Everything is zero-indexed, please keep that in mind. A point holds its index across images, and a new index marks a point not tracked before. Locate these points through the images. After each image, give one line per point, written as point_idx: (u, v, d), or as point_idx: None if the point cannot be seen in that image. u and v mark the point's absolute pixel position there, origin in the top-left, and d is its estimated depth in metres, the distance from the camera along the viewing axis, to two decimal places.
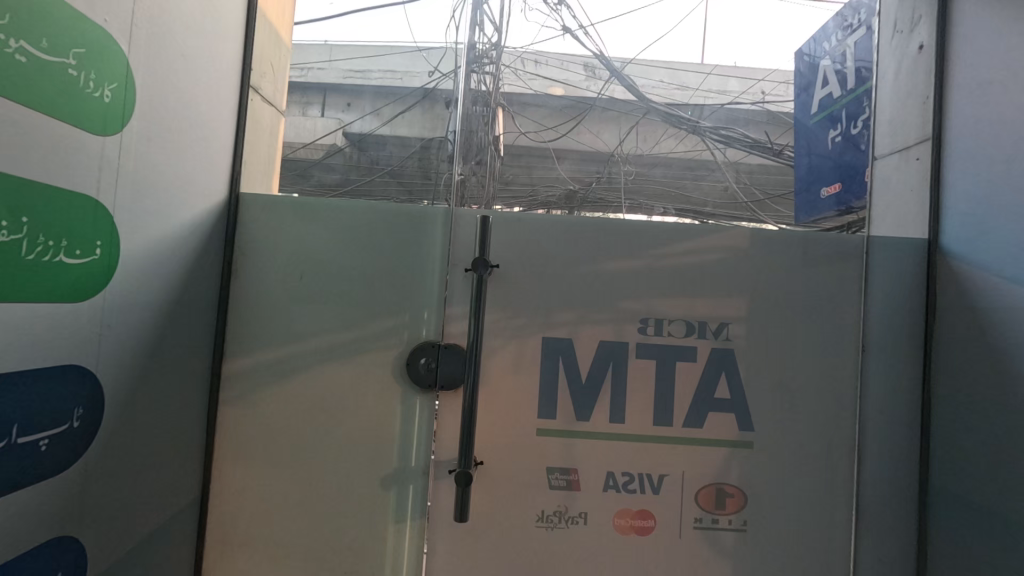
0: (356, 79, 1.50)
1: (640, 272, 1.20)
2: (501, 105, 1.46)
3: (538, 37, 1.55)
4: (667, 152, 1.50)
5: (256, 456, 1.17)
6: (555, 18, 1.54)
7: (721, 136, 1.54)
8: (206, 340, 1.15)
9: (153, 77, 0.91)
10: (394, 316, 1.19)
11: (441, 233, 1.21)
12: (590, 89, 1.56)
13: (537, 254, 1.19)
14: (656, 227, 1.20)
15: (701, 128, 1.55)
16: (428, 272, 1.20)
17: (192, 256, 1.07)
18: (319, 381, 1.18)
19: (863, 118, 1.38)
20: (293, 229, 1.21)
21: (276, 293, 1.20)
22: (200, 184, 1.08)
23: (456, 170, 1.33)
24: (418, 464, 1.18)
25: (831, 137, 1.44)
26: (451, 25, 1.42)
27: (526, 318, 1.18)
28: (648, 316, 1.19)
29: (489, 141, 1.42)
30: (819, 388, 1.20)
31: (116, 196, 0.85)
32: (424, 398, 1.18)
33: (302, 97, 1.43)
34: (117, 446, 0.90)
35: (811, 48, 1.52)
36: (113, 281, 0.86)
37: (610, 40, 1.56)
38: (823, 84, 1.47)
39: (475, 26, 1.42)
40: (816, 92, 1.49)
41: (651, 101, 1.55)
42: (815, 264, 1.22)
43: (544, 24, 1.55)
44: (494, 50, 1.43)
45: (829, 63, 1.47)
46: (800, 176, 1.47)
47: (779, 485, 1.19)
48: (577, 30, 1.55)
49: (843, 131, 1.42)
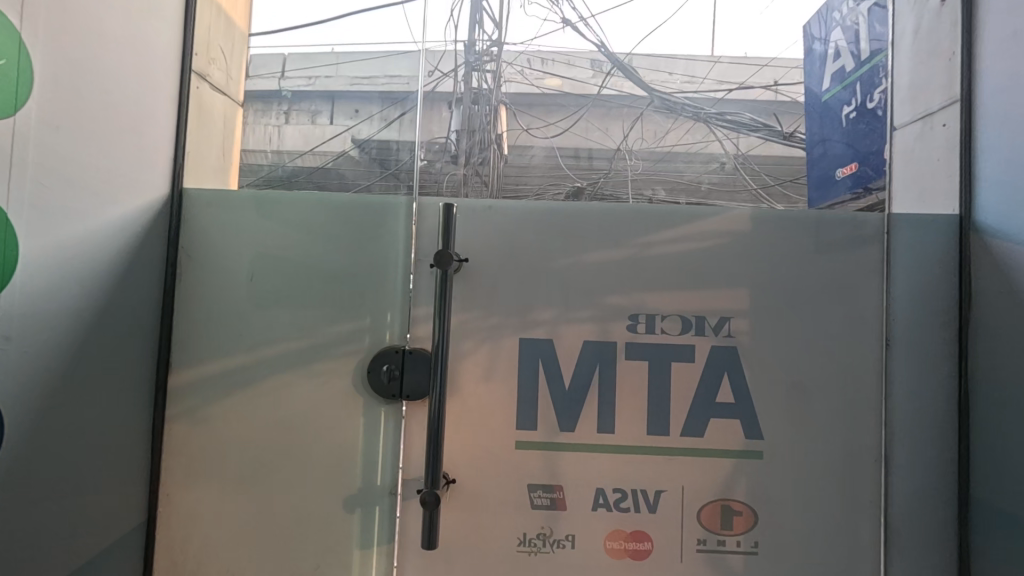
0: (364, 84, 1.34)
1: (628, 262, 1.07)
2: (503, 102, 1.43)
3: (541, 31, 1.41)
4: (674, 144, 1.45)
5: (206, 477, 1.07)
6: (556, 10, 1.40)
7: (724, 122, 1.46)
8: (148, 351, 1.05)
9: (62, 58, 0.82)
10: (354, 319, 1.08)
11: (403, 225, 1.09)
12: (595, 84, 1.48)
13: (512, 246, 1.06)
14: (642, 211, 1.07)
15: (705, 116, 1.47)
16: (390, 269, 1.09)
17: (124, 257, 0.97)
18: (273, 392, 1.07)
19: (879, 90, 1.26)
20: (241, 227, 1.10)
21: (225, 298, 1.09)
22: (132, 177, 0.98)
23: (458, 170, 1.32)
24: (384, 484, 1.06)
25: (846, 113, 1.34)
26: (450, 23, 1.31)
27: (501, 317, 1.06)
28: (638, 312, 1.06)
29: (492, 138, 1.39)
30: (837, 389, 1.05)
31: (10, 189, 0.75)
32: (389, 410, 1.06)
33: (310, 105, 1.34)
34: (26, 470, 0.81)
35: (819, 28, 1.42)
36: (10, 284, 0.76)
37: (611, 32, 1.42)
38: (834, 58, 1.38)
39: (475, 24, 1.34)
40: (829, 67, 1.40)
41: (659, 92, 1.46)
42: (827, 248, 1.07)
43: (545, 17, 1.41)
44: (493, 46, 1.37)
45: (841, 37, 1.37)
46: (814, 156, 1.42)
47: (794, 502, 1.04)
48: (578, 22, 1.41)
49: (858, 106, 1.31)
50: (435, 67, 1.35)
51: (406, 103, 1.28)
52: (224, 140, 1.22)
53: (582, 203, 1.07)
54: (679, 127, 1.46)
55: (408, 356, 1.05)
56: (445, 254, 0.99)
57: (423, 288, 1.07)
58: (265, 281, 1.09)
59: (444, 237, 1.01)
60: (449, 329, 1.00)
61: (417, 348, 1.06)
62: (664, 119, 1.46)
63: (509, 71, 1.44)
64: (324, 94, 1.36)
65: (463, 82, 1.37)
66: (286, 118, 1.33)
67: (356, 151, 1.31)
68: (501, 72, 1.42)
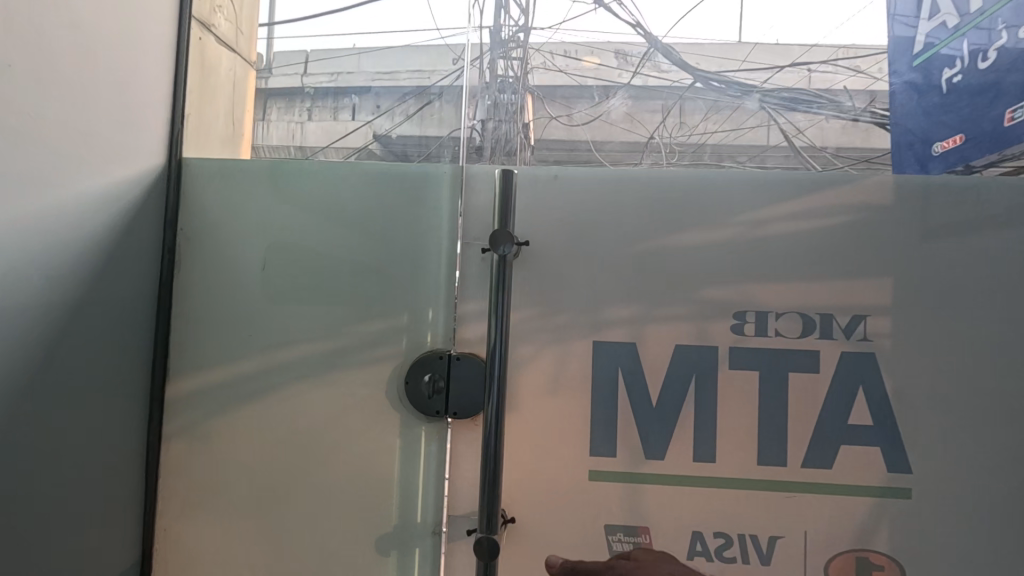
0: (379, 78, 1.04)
1: (732, 245, 0.84)
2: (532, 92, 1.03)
3: (570, 13, 1.06)
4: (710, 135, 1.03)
5: (210, 508, 0.89)
6: None
7: (783, 100, 1.04)
8: (142, 355, 0.87)
9: None
10: (388, 317, 0.88)
11: (448, 200, 0.88)
12: (621, 78, 1.07)
13: (583, 227, 0.85)
14: (750, 180, 0.84)
15: (759, 91, 1.06)
16: (433, 255, 0.88)
17: (109, 238, 0.79)
18: (291, 405, 0.88)
19: (991, 46, 0.81)
20: (252, 204, 0.91)
21: (233, 290, 0.90)
22: (120, 141, 0.80)
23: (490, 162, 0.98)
24: (425, 521, 0.85)
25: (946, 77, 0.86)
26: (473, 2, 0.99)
27: (570, 315, 0.84)
28: (746, 309, 0.83)
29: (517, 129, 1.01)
30: (1009, 411, 0.81)
31: None
32: (431, 430, 0.86)
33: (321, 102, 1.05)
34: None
35: None
36: None
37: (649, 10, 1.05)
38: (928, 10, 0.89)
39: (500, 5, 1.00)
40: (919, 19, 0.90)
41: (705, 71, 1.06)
42: (994, 227, 0.82)
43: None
44: (523, 32, 1.01)
45: None
46: (894, 139, 0.91)
47: (953, 556, 0.80)
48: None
49: (965, 68, 0.84)
50: (457, 54, 1.00)
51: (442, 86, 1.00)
52: (230, 101, 1.01)
53: (673, 170, 0.85)
54: (712, 118, 1.04)
55: (455, 365, 0.84)
56: (504, 235, 0.78)
57: (472, 280, 0.87)
58: (281, 270, 0.90)
59: (501, 214, 0.80)
60: (508, 331, 0.79)
61: (466, 353, 0.85)
62: (703, 110, 1.04)
63: (537, 59, 1.04)
64: (344, 89, 1.05)
65: (489, 70, 1.00)
66: (309, 114, 1.04)
67: (377, 146, 1.00)
68: (529, 59, 1.03)
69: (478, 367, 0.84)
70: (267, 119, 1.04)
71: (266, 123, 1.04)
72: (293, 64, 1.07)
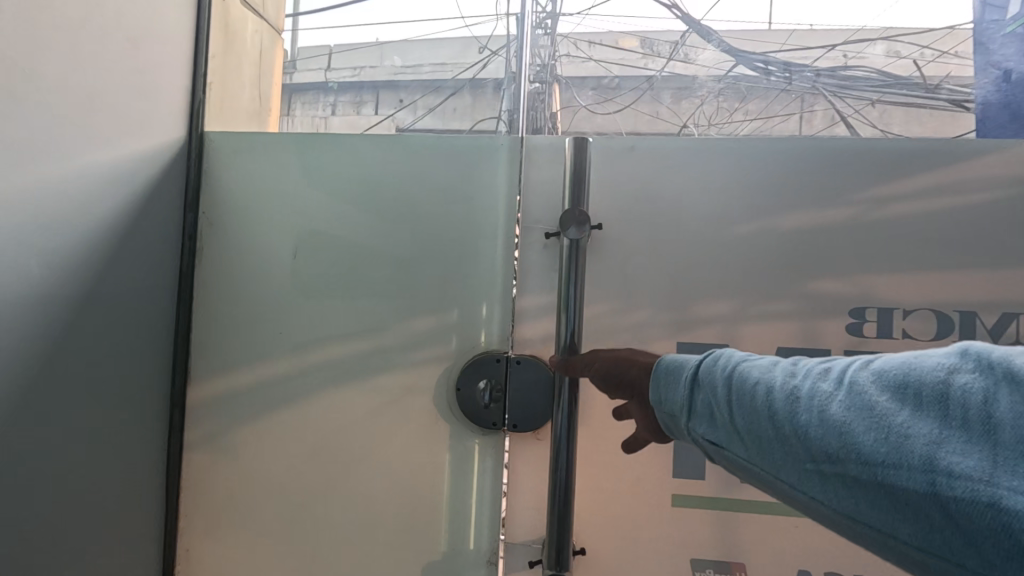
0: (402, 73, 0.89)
1: (847, 227, 0.70)
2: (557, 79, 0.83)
3: None
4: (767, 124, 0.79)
5: (238, 530, 0.79)
6: None
7: (841, 81, 0.82)
8: (162, 356, 0.78)
9: None
10: (435, 311, 0.76)
11: (505, 176, 0.76)
12: (649, 68, 0.85)
13: (663, 208, 0.72)
14: (867, 152, 0.70)
15: (812, 73, 0.83)
16: (488, 240, 0.76)
17: (123, 218, 0.69)
18: (326, 412, 0.78)
19: None
20: (280, 184, 0.80)
21: (260, 281, 0.80)
22: (134, 109, 0.70)
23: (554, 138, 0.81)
24: (480, 548, 0.74)
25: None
26: None
27: (648, 312, 0.72)
28: (864, 306, 0.69)
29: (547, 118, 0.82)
30: None
31: None
32: (485, 444, 0.75)
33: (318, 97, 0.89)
34: None
35: None
36: None
37: None
38: None
39: None
40: None
41: (748, 53, 0.84)
42: None
43: None
44: (552, 19, 0.84)
45: None
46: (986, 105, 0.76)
47: None
48: None
49: None
50: (483, 43, 0.86)
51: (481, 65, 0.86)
52: (257, 83, 0.90)
53: (771, 140, 0.71)
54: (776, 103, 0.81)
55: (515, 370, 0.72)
56: (575, 215, 0.66)
57: (532, 270, 0.75)
58: (313, 257, 0.79)
59: (571, 189, 0.68)
60: (581, 330, 0.67)
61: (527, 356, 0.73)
62: (744, 96, 0.81)
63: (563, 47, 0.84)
64: (372, 86, 0.89)
65: (516, 59, 0.83)
66: (333, 110, 0.87)
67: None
68: (557, 46, 0.84)
69: (542, 372, 0.72)
70: (291, 113, 0.88)
71: (290, 120, 0.87)
72: (317, 58, 0.91)
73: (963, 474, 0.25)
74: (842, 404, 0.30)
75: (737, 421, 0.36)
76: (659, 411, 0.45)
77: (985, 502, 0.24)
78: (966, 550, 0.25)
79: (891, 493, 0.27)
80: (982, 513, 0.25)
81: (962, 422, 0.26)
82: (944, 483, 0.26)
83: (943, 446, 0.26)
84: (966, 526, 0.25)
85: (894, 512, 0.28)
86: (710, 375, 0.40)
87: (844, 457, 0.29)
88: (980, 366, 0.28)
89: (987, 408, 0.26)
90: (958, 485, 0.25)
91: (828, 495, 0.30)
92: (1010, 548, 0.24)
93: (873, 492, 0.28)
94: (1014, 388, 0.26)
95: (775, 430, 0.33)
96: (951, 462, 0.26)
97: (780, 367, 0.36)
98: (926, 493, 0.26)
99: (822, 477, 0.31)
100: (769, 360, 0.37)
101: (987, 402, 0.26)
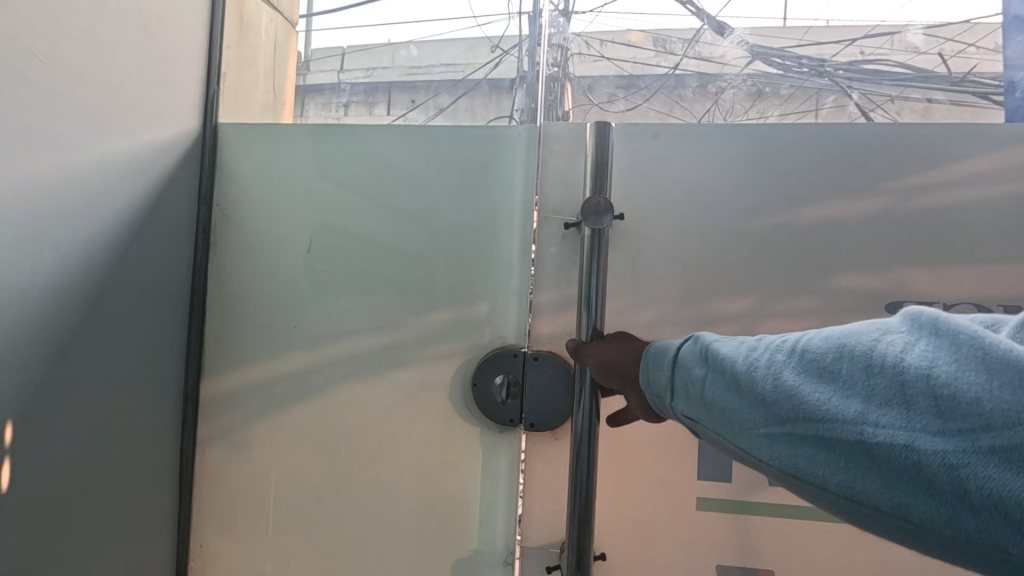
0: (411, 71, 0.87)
1: (878, 218, 0.67)
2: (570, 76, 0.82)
3: None
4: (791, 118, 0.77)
5: (251, 526, 0.78)
6: None
7: (865, 77, 0.79)
8: (176, 350, 0.77)
9: None
10: (452, 304, 0.75)
11: (523, 167, 0.74)
12: (663, 66, 0.83)
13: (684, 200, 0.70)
14: (902, 141, 0.67)
15: (831, 71, 0.80)
16: (505, 232, 0.74)
17: (137, 209, 0.69)
18: (340, 407, 0.76)
19: None
20: (295, 175, 0.79)
21: (273, 273, 0.79)
22: (150, 98, 0.70)
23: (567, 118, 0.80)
24: (497, 547, 0.73)
25: None
26: None
27: (670, 307, 0.69)
28: (905, 300, 0.66)
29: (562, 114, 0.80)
30: None
31: None
32: (502, 441, 0.73)
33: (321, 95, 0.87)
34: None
35: None
36: None
37: None
38: None
39: None
40: None
41: (766, 49, 0.81)
42: None
43: None
44: (563, 17, 0.81)
45: None
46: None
47: None
48: None
49: None
50: (495, 43, 0.83)
51: (493, 63, 0.83)
52: (271, 78, 0.89)
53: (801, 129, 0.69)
54: (799, 98, 0.79)
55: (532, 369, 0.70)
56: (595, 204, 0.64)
57: (551, 263, 0.72)
58: (327, 250, 0.78)
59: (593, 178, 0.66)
60: (602, 324, 0.64)
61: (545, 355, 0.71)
62: (768, 96, 0.79)
63: (575, 45, 0.82)
64: (382, 86, 0.87)
65: (527, 57, 0.80)
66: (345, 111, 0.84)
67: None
68: (569, 45, 0.82)
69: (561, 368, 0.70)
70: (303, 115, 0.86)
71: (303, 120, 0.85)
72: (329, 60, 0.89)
73: (884, 419, 0.27)
74: (789, 369, 0.32)
75: (702, 394, 0.37)
76: (647, 392, 0.45)
77: (903, 446, 0.26)
78: (887, 494, 0.27)
79: (824, 444, 0.29)
80: (898, 453, 0.26)
81: (885, 375, 0.28)
82: (870, 431, 0.27)
83: (874, 401, 0.28)
84: (886, 468, 0.27)
85: (825, 462, 0.29)
86: (682, 350, 0.41)
87: (786, 414, 0.31)
88: (909, 331, 0.30)
89: (909, 361, 0.28)
90: (881, 433, 0.27)
91: (769, 453, 0.32)
92: (923, 489, 0.26)
93: (808, 445, 0.30)
94: (946, 349, 0.27)
95: (730, 398, 0.35)
96: (875, 409, 0.27)
97: (745, 342, 0.37)
98: (855, 442, 0.28)
99: (766, 438, 0.32)
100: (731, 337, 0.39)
101: (906, 356, 0.28)
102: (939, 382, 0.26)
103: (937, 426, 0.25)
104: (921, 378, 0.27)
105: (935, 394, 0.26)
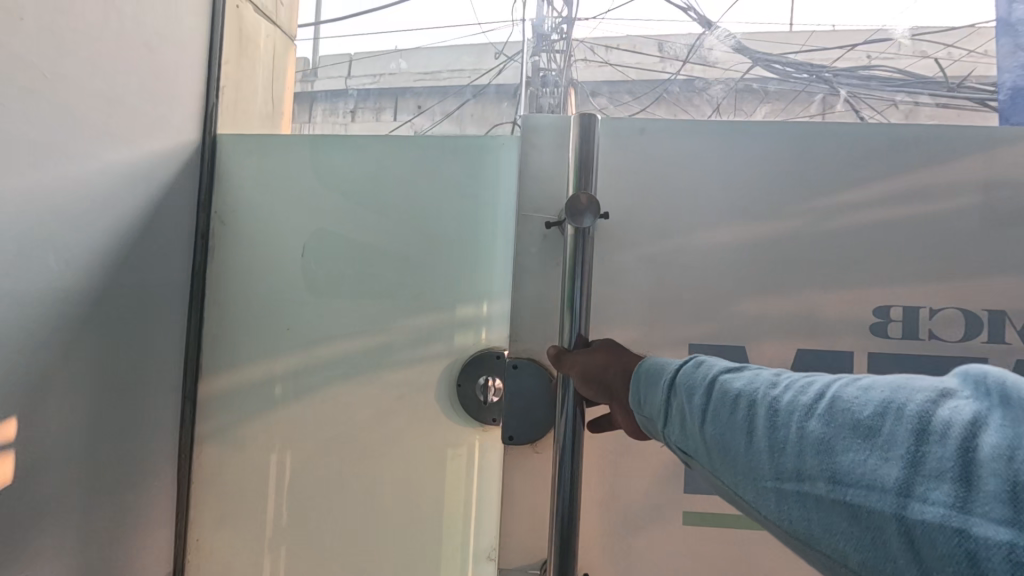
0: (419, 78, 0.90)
1: (846, 224, 0.70)
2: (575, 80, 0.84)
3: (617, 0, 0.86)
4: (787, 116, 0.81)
5: (245, 521, 0.81)
6: None
7: (860, 80, 0.81)
8: (174, 350, 0.80)
9: None
10: (438, 307, 0.77)
11: (506, 175, 0.77)
12: (665, 71, 0.84)
13: (662, 204, 0.73)
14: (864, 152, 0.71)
15: (828, 74, 0.83)
16: (489, 239, 0.77)
17: (138, 216, 0.72)
18: (330, 407, 0.79)
19: None
20: (289, 183, 0.82)
21: (269, 277, 0.82)
22: (152, 111, 0.73)
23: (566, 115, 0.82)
24: (480, 543, 0.75)
25: None
26: None
27: (646, 310, 0.72)
28: (893, 305, 0.69)
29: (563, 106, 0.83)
30: None
31: None
32: (486, 440, 0.76)
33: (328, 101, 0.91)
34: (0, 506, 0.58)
35: None
36: None
37: None
38: None
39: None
40: None
41: (766, 54, 0.83)
42: None
43: None
44: (567, 24, 0.84)
45: None
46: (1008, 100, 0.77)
47: None
48: None
49: None
50: (500, 48, 0.87)
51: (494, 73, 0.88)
52: (269, 87, 0.93)
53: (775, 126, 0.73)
54: (795, 98, 0.82)
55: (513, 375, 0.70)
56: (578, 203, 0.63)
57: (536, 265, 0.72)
58: (320, 255, 0.81)
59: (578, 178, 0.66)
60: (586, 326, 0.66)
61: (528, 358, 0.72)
62: (761, 101, 0.81)
63: (578, 52, 0.84)
64: (389, 92, 0.90)
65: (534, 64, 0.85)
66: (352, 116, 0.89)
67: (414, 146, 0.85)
68: (573, 52, 0.84)
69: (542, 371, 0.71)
70: (311, 121, 0.90)
71: (312, 125, 0.89)
72: (337, 65, 0.92)
73: (935, 496, 0.24)
74: (817, 420, 0.29)
75: (707, 432, 0.34)
76: (636, 411, 0.42)
77: (955, 531, 0.23)
78: None
79: (855, 513, 0.26)
80: (947, 539, 0.23)
81: (943, 447, 0.24)
82: (916, 508, 0.24)
83: (922, 472, 0.24)
84: (927, 550, 0.24)
85: (853, 531, 0.26)
86: (688, 378, 0.38)
87: (813, 473, 0.28)
88: (972, 392, 0.26)
89: (973, 431, 0.24)
90: (929, 513, 0.23)
91: (785, 511, 0.29)
92: None
93: (836, 512, 0.26)
94: (1016, 422, 0.24)
95: (745, 444, 0.31)
96: (926, 485, 0.24)
97: (763, 377, 0.34)
98: (893, 517, 0.24)
99: (788, 496, 0.29)
100: (749, 370, 0.35)
101: (973, 427, 0.24)
102: (1012, 466, 0.23)
103: (1001, 515, 0.22)
104: (989, 457, 0.23)
105: (1006, 477, 0.23)
